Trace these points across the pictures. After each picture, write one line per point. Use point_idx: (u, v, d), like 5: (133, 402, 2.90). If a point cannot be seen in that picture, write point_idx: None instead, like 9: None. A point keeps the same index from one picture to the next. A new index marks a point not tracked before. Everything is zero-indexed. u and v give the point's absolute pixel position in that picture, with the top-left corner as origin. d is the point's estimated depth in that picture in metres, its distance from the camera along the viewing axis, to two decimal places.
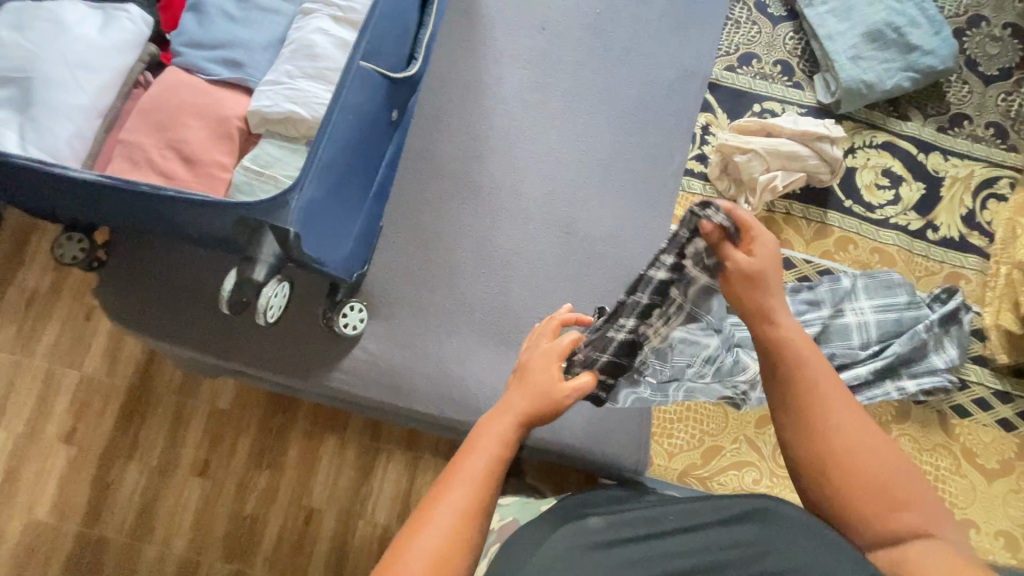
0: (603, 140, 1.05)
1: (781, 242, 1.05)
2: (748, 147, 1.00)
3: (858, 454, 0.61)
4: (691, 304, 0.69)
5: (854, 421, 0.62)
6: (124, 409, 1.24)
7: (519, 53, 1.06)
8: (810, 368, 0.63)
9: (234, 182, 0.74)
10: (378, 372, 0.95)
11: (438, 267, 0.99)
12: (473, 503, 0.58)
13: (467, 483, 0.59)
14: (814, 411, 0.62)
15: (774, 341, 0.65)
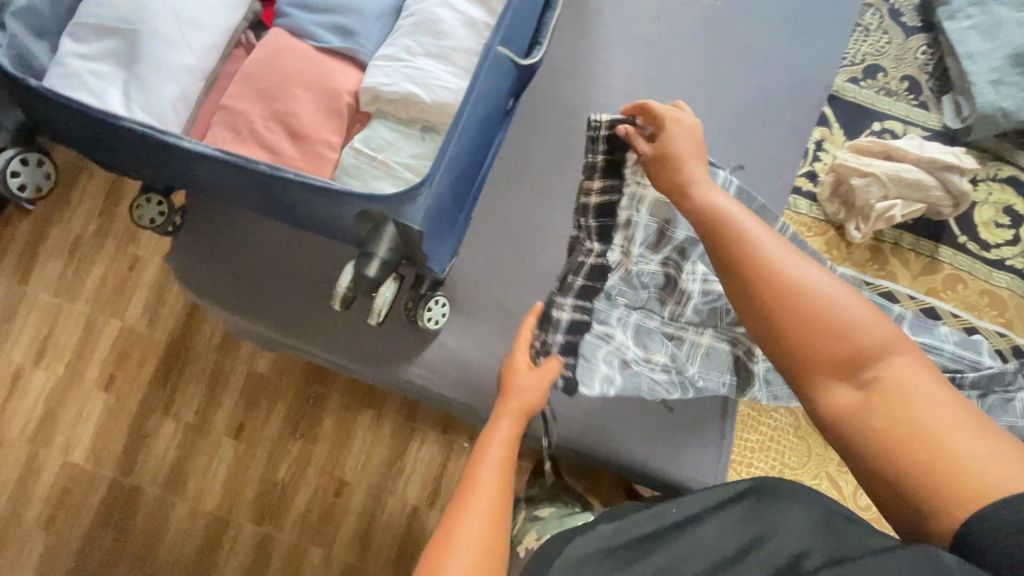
0: (713, 149, 0.97)
1: (885, 273, 0.98)
2: (868, 170, 0.93)
3: (847, 324, 0.52)
4: (638, 231, 0.86)
5: (834, 300, 0.53)
6: (163, 362, 1.19)
7: (630, 43, 0.99)
8: (786, 259, 0.56)
9: (342, 164, 0.69)
10: (457, 370, 0.90)
11: (525, 270, 0.93)
12: (500, 490, 0.59)
13: (491, 473, 0.60)
14: (778, 286, 0.55)
15: (731, 223, 0.61)
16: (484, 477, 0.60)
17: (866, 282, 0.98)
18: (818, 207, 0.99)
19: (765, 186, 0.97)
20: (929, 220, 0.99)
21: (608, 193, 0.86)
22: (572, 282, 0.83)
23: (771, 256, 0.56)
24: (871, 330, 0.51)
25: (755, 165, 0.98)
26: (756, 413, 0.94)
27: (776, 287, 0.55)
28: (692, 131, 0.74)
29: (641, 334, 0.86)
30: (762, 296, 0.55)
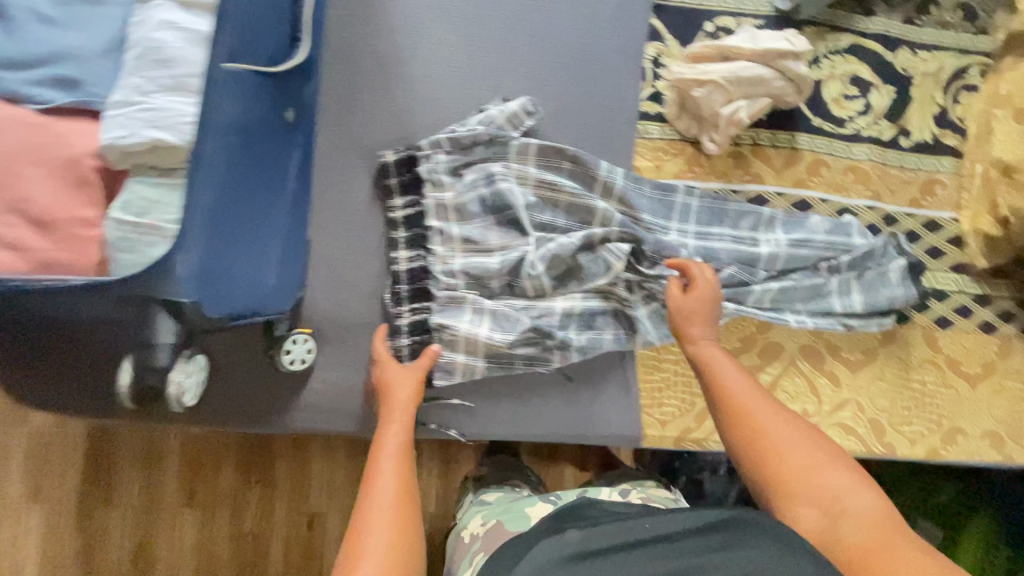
0: (548, 95, 0.91)
1: (750, 177, 0.96)
2: (706, 78, 0.88)
3: (795, 467, 0.66)
4: (460, 239, 0.87)
5: (805, 457, 0.67)
6: (85, 461, 1.13)
7: (432, 2, 0.89)
8: (749, 403, 0.71)
9: (107, 240, 0.60)
10: (343, 401, 0.86)
11: (384, 278, 0.88)
12: (398, 499, 0.65)
13: (387, 480, 0.67)
14: (762, 449, 0.68)
15: (725, 396, 0.72)
16: (380, 490, 0.66)
17: (733, 190, 0.95)
18: (670, 127, 0.94)
19: (610, 122, 0.92)
20: (781, 111, 0.96)
21: (408, 194, 0.87)
22: (402, 290, 0.86)
23: (751, 413, 0.70)
24: (811, 510, 0.64)
25: (595, 102, 0.92)
26: (656, 354, 0.93)
27: (743, 434, 0.69)
28: (708, 285, 0.83)
29: (498, 316, 0.86)
30: (746, 453, 0.69)
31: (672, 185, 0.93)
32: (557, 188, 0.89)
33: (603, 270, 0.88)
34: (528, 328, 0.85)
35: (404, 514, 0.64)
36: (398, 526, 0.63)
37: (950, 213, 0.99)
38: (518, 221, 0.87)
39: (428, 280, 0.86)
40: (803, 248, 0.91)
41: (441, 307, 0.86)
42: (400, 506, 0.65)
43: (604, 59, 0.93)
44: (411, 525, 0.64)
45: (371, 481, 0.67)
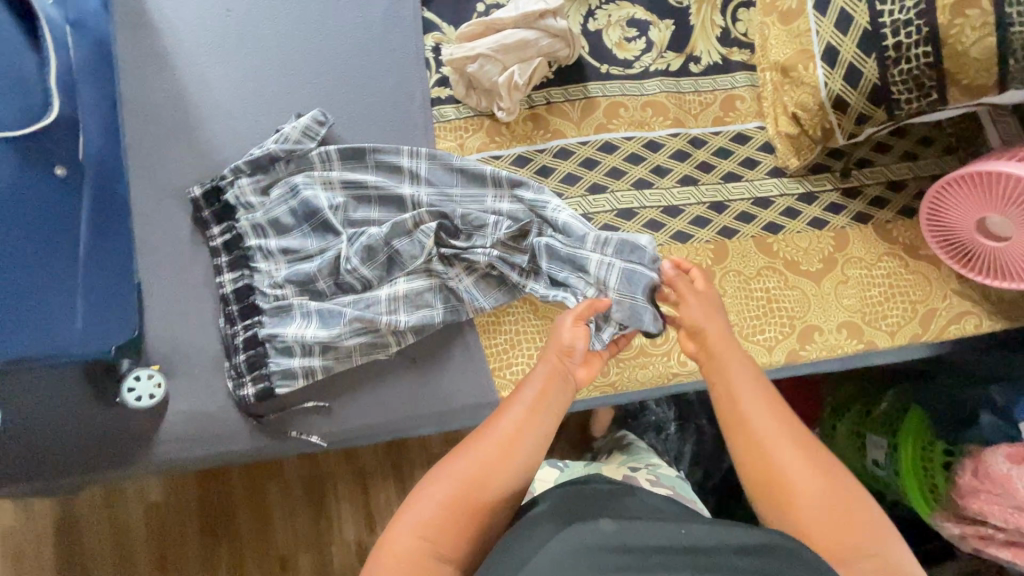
0: (337, 104, 0.98)
1: (551, 133, 1.00)
2: (474, 53, 0.94)
3: (814, 502, 0.67)
4: (281, 253, 0.93)
5: (820, 487, 0.67)
6: (107, 549, 1.66)
7: (215, 47, 0.97)
8: (773, 447, 0.71)
9: None
10: (198, 426, 0.90)
11: (217, 302, 0.93)
12: (510, 435, 0.72)
13: (509, 419, 0.74)
14: (781, 492, 0.68)
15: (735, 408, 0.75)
16: (501, 425, 0.73)
17: (536, 148, 1.00)
18: (464, 106, 1.00)
19: (405, 114, 0.99)
20: (566, 67, 1.01)
21: (224, 220, 0.94)
22: (233, 309, 0.92)
23: (751, 426, 0.73)
24: (835, 535, 0.64)
25: (386, 100, 0.98)
26: (495, 318, 0.97)
27: (773, 479, 0.69)
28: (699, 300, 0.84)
29: (324, 314, 0.91)
30: (767, 493, 0.69)
31: (475, 156, 0.98)
32: (363, 185, 0.94)
33: (421, 253, 0.92)
34: (353, 319, 0.89)
35: (503, 452, 0.71)
36: (479, 471, 0.69)
37: (756, 123, 1.02)
38: (332, 220, 0.92)
39: (256, 295, 0.92)
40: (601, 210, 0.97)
41: (271, 318, 0.91)
42: (495, 458, 0.70)
43: (387, 60, 0.99)
44: (502, 481, 0.70)
45: (481, 435, 0.72)
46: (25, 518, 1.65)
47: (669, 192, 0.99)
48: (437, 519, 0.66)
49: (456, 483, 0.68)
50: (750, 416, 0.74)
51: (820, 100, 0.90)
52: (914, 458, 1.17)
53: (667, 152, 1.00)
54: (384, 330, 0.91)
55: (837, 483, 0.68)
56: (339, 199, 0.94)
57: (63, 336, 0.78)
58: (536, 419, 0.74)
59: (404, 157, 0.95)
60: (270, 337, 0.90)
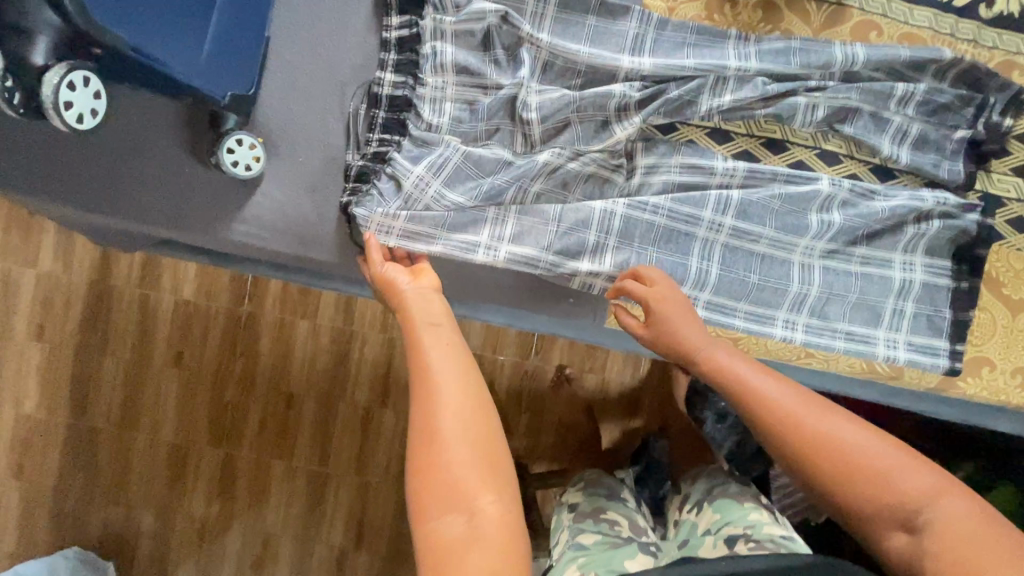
0: None
1: (780, 32, 0.81)
2: None
3: (880, 469, 0.55)
4: (447, 75, 0.77)
5: (856, 448, 0.57)
6: (133, 323, 1.66)
7: None
8: (800, 411, 0.60)
9: (77, 91, 0.57)
10: (285, 220, 0.81)
11: (360, 97, 0.80)
12: (446, 383, 0.58)
13: (440, 368, 0.59)
14: (814, 444, 0.58)
15: (746, 384, 0.63)
16: (431, 373, 0.59)
17: (759, 41, 0.80)
18: None
19: None
20: None
21: (407, 13, 0.78)
22: (376, 115, 0.78)
23: (757, 389, 0.63)
24: (869, 487, 0.55)
25: None
26: None
27: (815, 455, 0.57)
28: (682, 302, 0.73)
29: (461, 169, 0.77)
30: (799, 452, 0.58)
31: (683, 26, 0.81)
32: (579, 17, 0.80)
33: (608, 139, 0.79)
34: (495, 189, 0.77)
35: (466, 403, 0.57)
36: (480, 449, 0.55)
37: None
38: (525, 55, 0.78)
39: (409, 113, 0.78)
40: (804, 147, 0.82)
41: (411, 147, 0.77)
42: (472, 413, 0.57)
43: None
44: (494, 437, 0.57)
45: (430, 435, 0.55)
46: (70, 266, 1.66)
47: (897, 153, 0.81)
48: (467, 537, 0.51)
49: (461, 464, 0.54)
50: (753, 375, 0.64)
51: None
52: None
53: (917, 100, 0.80)
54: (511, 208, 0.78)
55: (872, 443, 0.57)
56: (537, 32, 0.79)
57: (183, 61, 0.63)
58: (476, 384, 0.59)
59: (632, 14, 0.80)
60: (396, 169, 0.76)
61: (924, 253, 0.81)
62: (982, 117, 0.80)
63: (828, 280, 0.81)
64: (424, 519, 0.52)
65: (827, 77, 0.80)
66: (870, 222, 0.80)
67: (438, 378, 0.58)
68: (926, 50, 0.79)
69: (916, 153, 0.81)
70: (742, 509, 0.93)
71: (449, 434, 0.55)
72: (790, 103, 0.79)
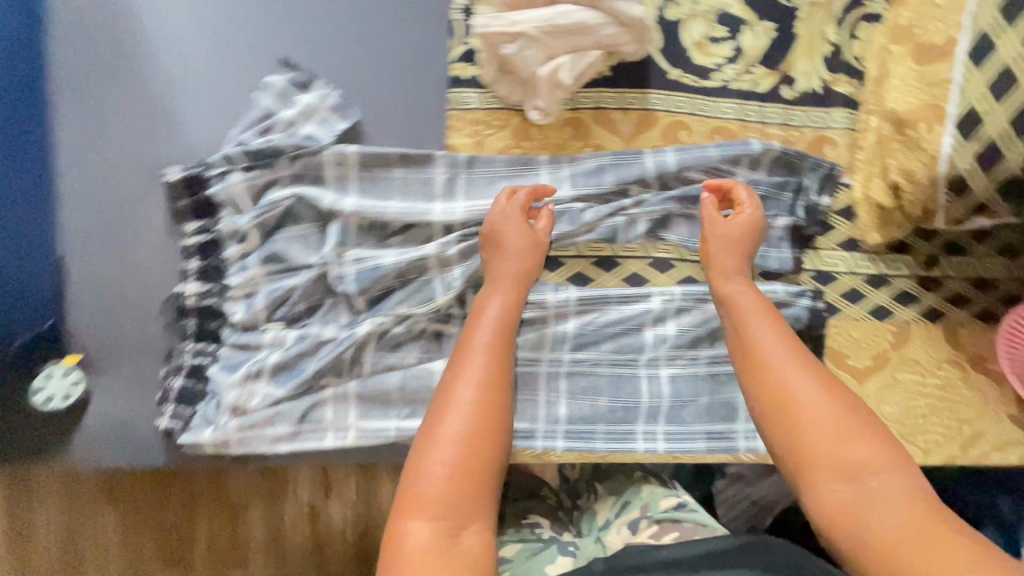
0: (328, 62, 0.75)
1: (592, 148, 0.80)
2: (516, 30, 0.71)
3: (844, 432, 0.57)
4: (253, 271, 0.76)
5: (831, 416, 0.58)
6: None
7: None
8: (785, 372, 0.61)
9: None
10: (120, 437, 0.75)
11: (167, 311, 0.76)
12: (476, 402, 0.60)
13: (464, 387, 0.62)
14: (782, 400, 0.60)
15: (744, 333, 0.66)
16: (457, 394, 0.61)
17: (571, 162, 0.79)
18: (491, 95, 0.78)
19: (412, 90, 0.77)
20: (628, 63, 0.79)
21: (201, 218, 0.75)
22: (189, 325, 0.76)
23: (764, 357, 0.63)
24: (837, 450, 0.56)
25: (390, 70, 0.76)
26: None
27: (796, 419, 0.58)
28: (753, 224, 0.74)
29: (280, 367, 0.76)
30: (768, 413, 0.60)
31: (492, 162, 0.78)
32: (384, 174, 0.77)
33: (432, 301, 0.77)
34: (328, 368, 0.76)
35: (480, 415, 0.60)
36: (471, 445, 0.58)
37: (842, 179, 0.83)
38: (332, 228, 0.76)
39: (220, 321, 0.77)
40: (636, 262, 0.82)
41: (229, 352, 0.76)
42: (476, 418, 0.59)
43: (399, 15, 0.76)
44: (490, 445, 0.59)
45: (429, 443, 0.58)
46: None
47: None
48: (436, 546, 0.53)
49: (447, 478, 0.56)
50: (753, 324, 0.66)
51: (935, 175, 0.71)
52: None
53: (736, 193, 0.80)
54: (348, 389, 0.77)
55: (845, 416, 0.58)
56: (341, 197, 0.76)
57: None
58: (491, 407, 0.61)
59: (436, 161, 0.77)
60: (214, 387, 0.75)
61: None
62: (798, 201, 0.81)
63: (674, 387, 0.82)
64: (401, 517, 0.54)
65: (643, 189, 0.79)
66: (705, 326, 0.81)
67: (460, 405, 0.60)
68: (732, 147, 0.79)
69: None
70: (634, 484, 0.88)
71: (450, 445, 0.57)
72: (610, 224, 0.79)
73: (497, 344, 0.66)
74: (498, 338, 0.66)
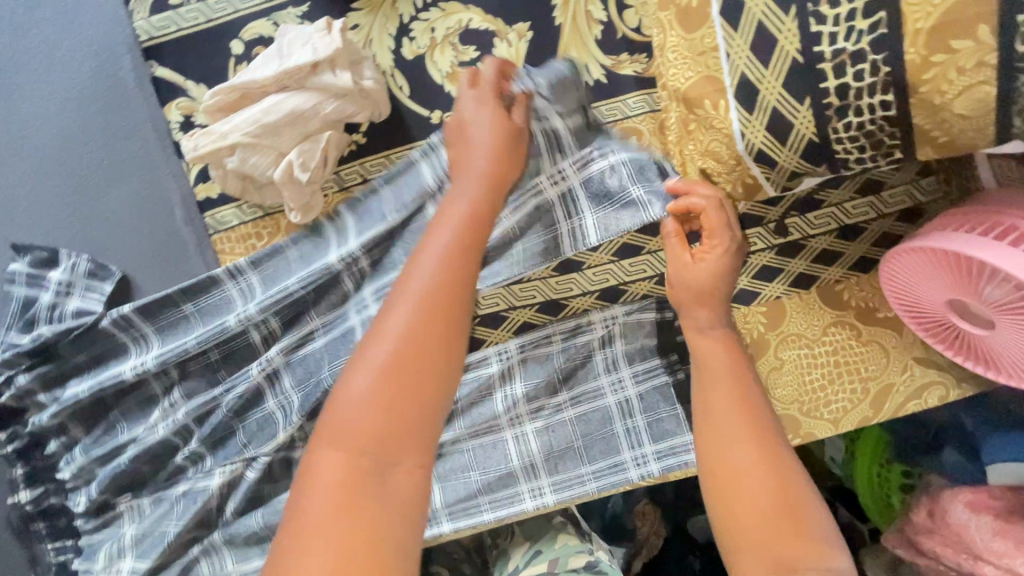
0: (73, 228, 0.71)
1: (381, 198, 0.70)
2: (228, 143, 0.64)
3: (780, 508, 0.50)
4: (79, 458, 0.72)
5: (769, 489, 0.51)
6: None
7: None
8: (731, 428, 0.55)
9: None
10: None
11: (14, 522, 0.74)
12: (403, 339, 0.48)
13: (396, 321, 0.49)
14: (725, 465, 0.54)
15: (707, 379, 0.59)
16: (396, 325, 0.49)
17: (359, 222, 0.70)
18: (250, 204, 0.71)
19: (167, 226, 0.72)
20: (382, 123, 0.71)
21: (7, 426, 0.72)
22: (39, 528, 0.74)
23: (717, 405, 0.57)
24: (761, 531, 0.50)
25: (138, 214, 0.71)
26: None
27: (736, 482, 0.52)
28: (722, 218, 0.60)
29: (138, 541, 0.73)
30: (712, 474, 0.54)
31: (278, 250, 0.70)
32: (177, 310, 0.71)
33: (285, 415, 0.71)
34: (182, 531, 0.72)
35: (404, 360, 0.47)
36: (374, 411, 0.46)
37: (660, 169, 0.73)
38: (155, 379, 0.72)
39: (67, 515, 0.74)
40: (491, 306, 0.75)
41: (84, 544, 0.74)
42: (393, 368, 0.47)
43: (126, 155, 0.70)
44: (405, 398, 0.46)
45: (337, 407, 0.47)
46: None
47: (565, 279, 0.74)
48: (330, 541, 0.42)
49: (372, 393, 0.47)
50: (713, 373, 0.59)
51: (737, 152, 0.61)
52: (867, 475, 0.89)
53: (561, 210, 0.70)
54: (213, 540, 0.73)
55: (787, 492, 0.51)
56: (143, 350, 0.71)
57: None
58: (431, 346, 0.48)
59: (219, 279, 0.70)
60: None
61: (627, 363, 0.76)
62: None
63: (543, 439, 0.76)
64: (296, 513, 0.44)
65: None
66: (558, 369, 0.75)
67: (368, 355, 0.48)
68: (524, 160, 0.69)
69: (581, 260, 0.72)
70: (551, 532, 0.82)
71: (371, 368, 0.47)
72: None
73: (461, 268, 0.52)
74: (459, 261, 0.52)
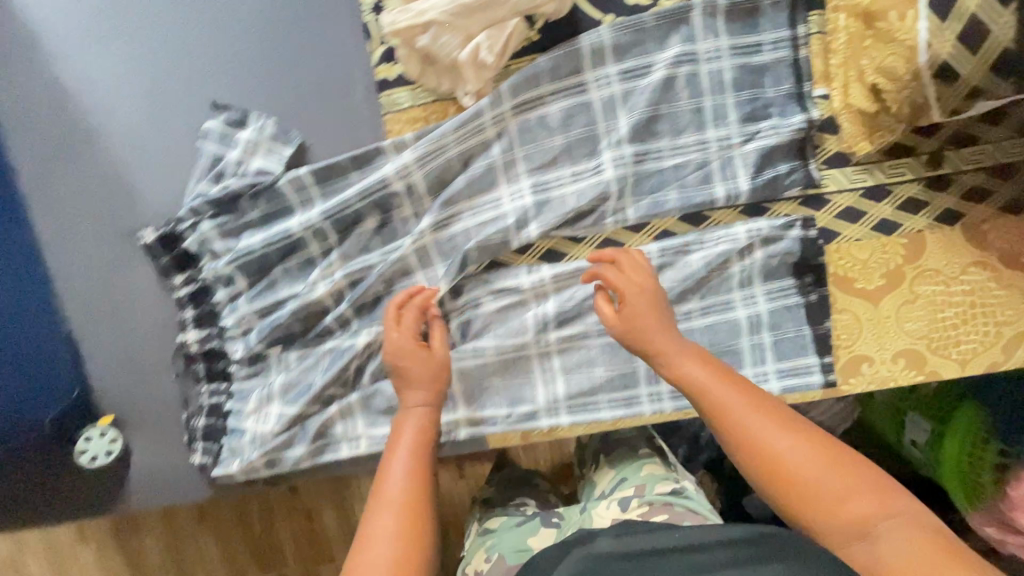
0: (258, 95, 0.76)
1: (539, 96, 0.75)
2: (423, 20, 0.67)
3: (837, 489, 0.53)
4: (240, 306, 0.79)
5: (830, 478, 0.54)
6: None
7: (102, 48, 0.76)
8: (755, 422, 0.58)
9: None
10: (163, 480, 0.83)
11: (177, 361, 0.81)
12: (406, 494, 0.60)
13: (395, 478, 0.61)
14: (774, 465, 0.56)
15: (703, 394, 0.62)
16: (391, 485, 0.61)
17: (517, 116, 0.76)
18: (423, 89, 0.77)
19: (346, 101, 0.77)
20: (556, 21, 0.75)
21: (186, 269, 0.78)
22: (199, 369, 0.80)
23: (732, 416, 0.59)
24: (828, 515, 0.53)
25: (320, 88, 0.77)
26: (475, 383, 0.81)
27: (789, 481, 0.55)
28: (645, 277, 0.71)
29: (287, 388, 0.79)
30: (773, 486, 0.56)
31: (437, 133, 0.76)
32: (342, 180, 0.77)
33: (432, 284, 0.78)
34: (327, 385, 0.79)
35: (415, 506, 0.59)
36: (408, 527, 0.57)
37: (816, 90, 0.75)
38: (313, 242, 0.78)
39: (225, 360, 0.80)
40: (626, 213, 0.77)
41: (236, 390, 0.81)
42: (412, 507, 0.59)
43: (318, 32, 0.76)
44: (426, 520, 0.58)
45: (389, 507, 0.58)
46: None
47: (709, 193, 0.76)
48: None
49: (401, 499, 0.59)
50: (719, 390, 0.61)
51: (916, 68, 0.62)
52: (957, 454, 0.84)
53: (707, 122, 0.76)
54: (352, 400, 0.80)
55: (840, 470, 0.55)
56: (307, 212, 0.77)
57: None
58: (415, 480, 0.61)
59: (386, 153, 0.76)
60: (234, 420, 0.80)
61: (761, 279, 0.78)
62: (772, 117, 0.75)
63: None
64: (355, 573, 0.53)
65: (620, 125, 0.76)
66: (694, 277, 0.77)
67: (387, 499, 0.59)
68: (677, 56, 0.74)
69: (724, 166, 0.76)
70: (635, 460, 0.85)
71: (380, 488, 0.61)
72: (595, 179, 0.76)
73: (420, 439, 0.66)
74: (419, 439, 0.66)
